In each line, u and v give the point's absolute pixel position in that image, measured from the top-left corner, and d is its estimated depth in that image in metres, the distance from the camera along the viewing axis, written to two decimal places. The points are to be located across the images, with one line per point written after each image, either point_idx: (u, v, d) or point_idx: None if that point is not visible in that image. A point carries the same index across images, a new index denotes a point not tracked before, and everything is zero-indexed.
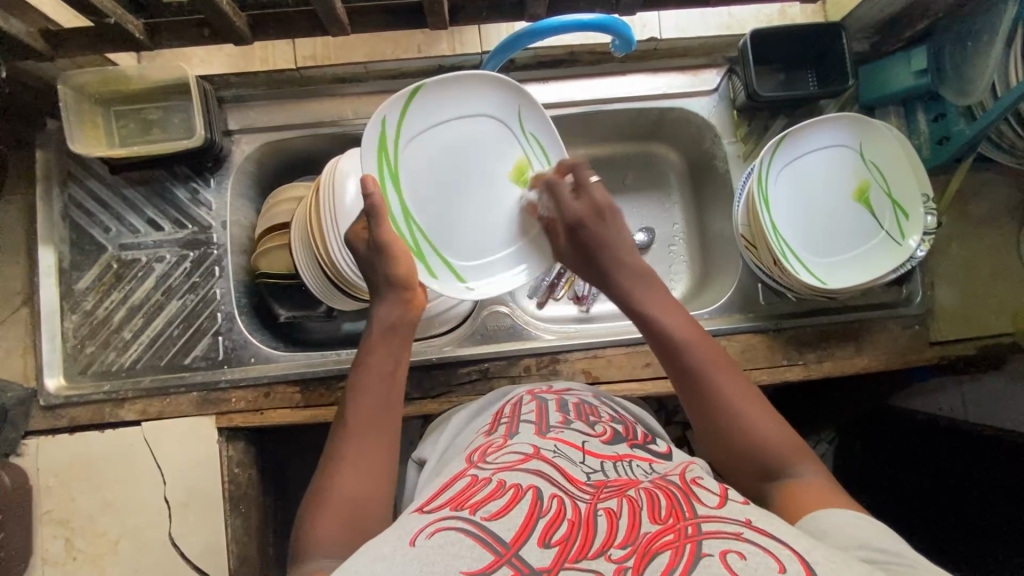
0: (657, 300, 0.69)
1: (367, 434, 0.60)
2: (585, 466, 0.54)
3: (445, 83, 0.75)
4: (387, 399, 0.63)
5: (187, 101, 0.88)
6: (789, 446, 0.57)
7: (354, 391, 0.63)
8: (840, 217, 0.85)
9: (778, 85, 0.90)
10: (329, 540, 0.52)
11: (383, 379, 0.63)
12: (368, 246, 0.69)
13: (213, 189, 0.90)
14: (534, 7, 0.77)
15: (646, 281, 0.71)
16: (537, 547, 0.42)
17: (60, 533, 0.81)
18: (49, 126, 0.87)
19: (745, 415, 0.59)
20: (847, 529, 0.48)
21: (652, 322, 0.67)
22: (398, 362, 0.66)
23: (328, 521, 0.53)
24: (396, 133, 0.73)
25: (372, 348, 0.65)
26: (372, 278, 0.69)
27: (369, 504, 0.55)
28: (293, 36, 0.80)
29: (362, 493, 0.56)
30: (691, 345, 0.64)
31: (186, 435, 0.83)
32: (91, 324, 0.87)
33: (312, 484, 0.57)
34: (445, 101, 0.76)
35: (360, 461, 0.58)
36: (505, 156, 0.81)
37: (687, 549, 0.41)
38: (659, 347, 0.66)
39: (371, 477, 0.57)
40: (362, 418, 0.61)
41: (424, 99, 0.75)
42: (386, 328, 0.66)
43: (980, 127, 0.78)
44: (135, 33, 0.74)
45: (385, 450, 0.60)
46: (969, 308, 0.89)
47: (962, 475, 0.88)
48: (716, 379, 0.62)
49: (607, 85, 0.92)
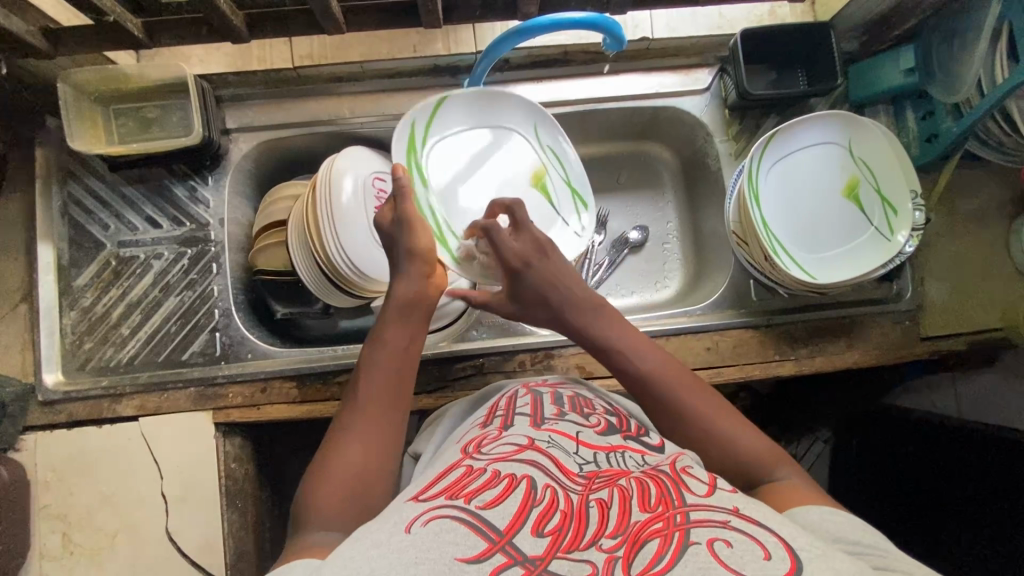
0: (612, 329, 0.68)
1: (376, 407, 0.61)
2: (578, 456, 0.54)
3: (468, 98, 0.83)
4: (399, 376, 0.63)
5: (185, 99, 0.89)
6: (765, 453, 0.58)
7: (369, 364, 0.63)
8: (829, 213, 0.86)
9: (769, 84, 0.93)
10: (328, 509, 0.53)
11: (396, 355, 0.64)
12: (392, 221, 0.69)
13: (211, 187, 0.91)
14: (526, 7, 0.78)
15: (596, 313, 0.69)
16: (531, 536, 0.43)
17: (57, 528, 0.81)
18: (49, 124, 0.88)
19: (722, 430, 0.60)
20: (825, 520, 0.49)
21: (616, 356, 0.66)
22: (413, 340, 0.66)
23: (330, 491, 0.54)
24: (424, 135, 0.80)
25: (388, 323, 0.66)
26: (392, 250, 0.69)
27: (372, 480, 0.56)
28: (289, 35, 0.82)
29: (364, 466, 0.56)
30: (656, 372, 0.64)
31: (183, 431, 0.84)
32: (90, 320, 0.88)
33: (318, 454, 0.58)
34: (465, 114, 0.84)
35: (367, 435, 0.59)
36: (523, 166, 0.86)
37: (675, 538, 0.41)
38: (626, 380, 0.66)
39: (376, 452, 0.58)
40: (373, 392, 0.61)
41: (450, 109, 0.82)
42: (406, 305, 0.66)
43: (967, 124, 0.79)
44: (134, 32, 0.75)
45: (391, 425, 0.61)
46: (959, 303, 0.90)
47: (954, 470, 0.88)
48: (690, 401, 0.62)
49: (601, 84, 0.94)
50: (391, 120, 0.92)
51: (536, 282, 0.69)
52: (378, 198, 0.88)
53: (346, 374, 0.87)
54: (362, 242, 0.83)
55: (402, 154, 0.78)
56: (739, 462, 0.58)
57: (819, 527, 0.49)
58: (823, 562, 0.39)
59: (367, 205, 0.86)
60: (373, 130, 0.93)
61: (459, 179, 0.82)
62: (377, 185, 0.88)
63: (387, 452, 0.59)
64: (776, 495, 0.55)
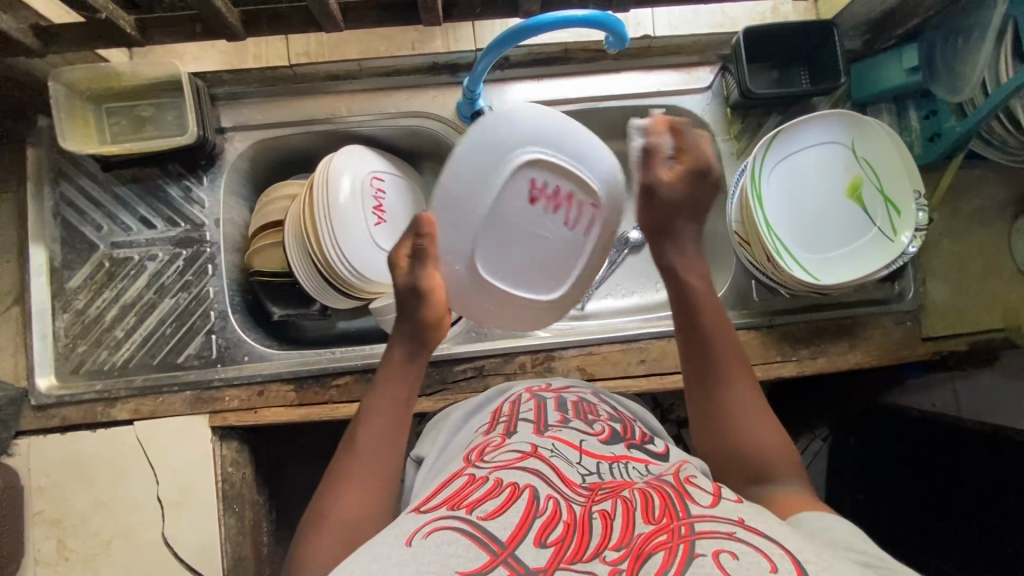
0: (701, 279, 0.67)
1: (373, 450, 0.60)
2: (581, 467, 0.53)
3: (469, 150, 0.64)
4: (400, 420, 0.63)
5: (180, 98, 0.88)
6: (779, 450, 0.58)
7: (370, 410, 0.62)
8: (832, 214, 0.86)
9: (772, 82, 0.92)
10: (325, 550, 0.53)
11: (397, 403, 0.63)
12: (408, 288, 0.64)
13: (206, 188, 0.90)
14: (526, 4, 0.77)
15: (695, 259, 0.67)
16: (533, 547, 0.42)
17: (51, 534, 0.80)
18: (40, 123, 0.86)
19: (751, 418, 0.60)
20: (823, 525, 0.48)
21: (696, 301, 0.65)
22: (412, 387, 0.65)
23: (323, 534, 0.54)
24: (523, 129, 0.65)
25: (388, 373, 0.65)
26: (404, 317, 0.65)
27: (370, 515, 0.56)
28: (286, 32, 0.80)
29: (359, 505, 0.56)
30: (723, 336, 0.63)
31: (180, 434, 0.83)
32: (82, 323, 0.87)
33: (317, 492, 0.58)
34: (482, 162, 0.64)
35: (364, 472, 0.58)
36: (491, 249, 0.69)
37: (680, 549, 0.40)
38: (694, 324, 0.64)
39: (373, 490, 0.57)
40: (369, 436, 0.60)
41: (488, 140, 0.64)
42: (408, 357, 0.66)
43: (972, 124, 0.78)
44: (127, 29, 0.73)
45: (390, 463, 0.60)
46: (961, 304, 0.90)
47: (955, 471, 0.88)
48: (735, 381, 0.62)
49: (602, 82, 0.93)
50: (389, 118, 0.91)
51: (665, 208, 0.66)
52: (376, 198, 0.86)
53: (346, 376, 0.86)
54: (360, 242, 0.82)
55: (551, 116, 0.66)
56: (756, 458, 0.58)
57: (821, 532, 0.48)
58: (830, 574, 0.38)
59: (365, 205, 0.84)
60: (371, 128, 0.92)
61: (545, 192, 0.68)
62: (375, 184, 0.87)
63: (384, 490, 0.58)
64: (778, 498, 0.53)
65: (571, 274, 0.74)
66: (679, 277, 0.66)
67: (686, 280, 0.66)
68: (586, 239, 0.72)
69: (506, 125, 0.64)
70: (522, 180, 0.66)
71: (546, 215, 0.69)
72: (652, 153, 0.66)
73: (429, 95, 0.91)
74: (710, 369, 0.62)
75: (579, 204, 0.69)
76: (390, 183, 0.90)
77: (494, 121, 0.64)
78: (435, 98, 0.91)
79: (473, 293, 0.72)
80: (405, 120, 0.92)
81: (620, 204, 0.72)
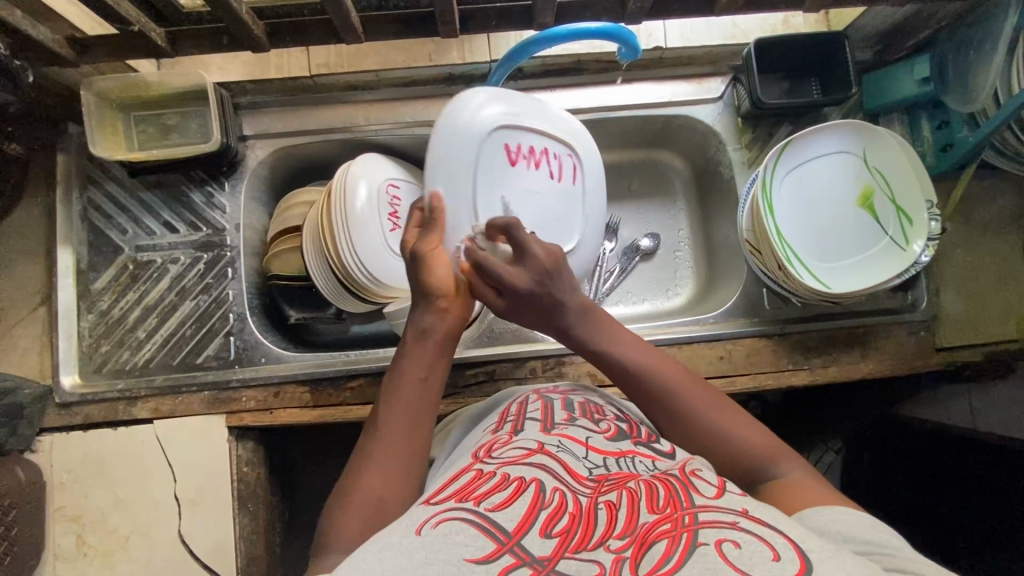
0: (608, 335, 0.66)
1: (399, 427, 0.58)
2: (588, 461, 0.54)
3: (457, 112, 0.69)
4: (422, 394, 0.60)
5: (203, 107, 0.91)
6: (770, 452, 0.58)
7: (387, 394, 0.60)
8: (844, 224, 0.86)
9: (783, 93, 0.93)
10: (349, 531, 0.51)
11: (423, 378, 0.60)
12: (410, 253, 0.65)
13: (228, 193, 0.92)
14: (541, 15, 0.79)
15: (591, 319, 0.66)
16: (539, 537, 0.42)
17: (71, 529, 0.82)
18: (71, 131, 0.89)
19: (724, 444, 0.59)
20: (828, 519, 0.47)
21: (614, 363, 0.65)
22: (434, 367, 0.62)
23: (348, 515, 0.52)
24: (498, 101, 0.72)
25: (406, 352, 0.62)
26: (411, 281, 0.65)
27: (392, 499, 0.54)
28: (308, 44, 0.83)
29: (384, 484, 0.54)
30: (647, 375, 0.64)
31: (197, 433, 0.85)
32: (106, 324, 0.89)
33: (340, 480, 0.56)
34: (468, 124, 0.69)
35: (389, 451, 0.56)
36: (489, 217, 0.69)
37: (683, 538, 0.40)
38: (622, 381, 0.65)
39: (396, 473, 0.55)
40: (395, 413, 0.58)
41: (471, 106, 0.70)
42: (421, 333, 0.62)
43: (982, 135, 0.79)
44: (157, 41, 0.77)
45: (414, 442, 0.58)
46: (975, 314, 0.89)
47: (971, 483, 0.86)
48: (678, 405, 0.62)
49: (614, 93, 0.94)
50: (405, 127, 0.93)
51: (527, 319, 0.66)
52: (392, 205, 0.88)
53: (358, 379, 0.87)
54: (376, 246, 0.84)
55: (517, 97, 0.73)
56: (731, 454, 0.58)
57: (828, 528, 0.47)
58: (834, 562, 0.38)
59: (381, 210, 0.86)
60: (387, 137, 0.94)
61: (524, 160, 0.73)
62: (391, 192, 0.88)
63: (406, 473, 0.56)
64: (782, 494, 0.53)
65: (575, 223, 0.79)
66: (590, 345, 0.66)
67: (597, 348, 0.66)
68: (574, 189, 0.79)
69: (478, 107, 0.70)
70: (504, 148, 0.72)
71: (530, 174, 0.74)
72: (482, 298, 0.64)
73: (444, 105, 0.94)
74: (666, 417, 0.63)
75: (556, 159, 0.77)
76: (405, 190, 0.91)
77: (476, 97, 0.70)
78: None
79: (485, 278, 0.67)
80: (420, 129, 0.94)
81: (595, 163, 0.81)
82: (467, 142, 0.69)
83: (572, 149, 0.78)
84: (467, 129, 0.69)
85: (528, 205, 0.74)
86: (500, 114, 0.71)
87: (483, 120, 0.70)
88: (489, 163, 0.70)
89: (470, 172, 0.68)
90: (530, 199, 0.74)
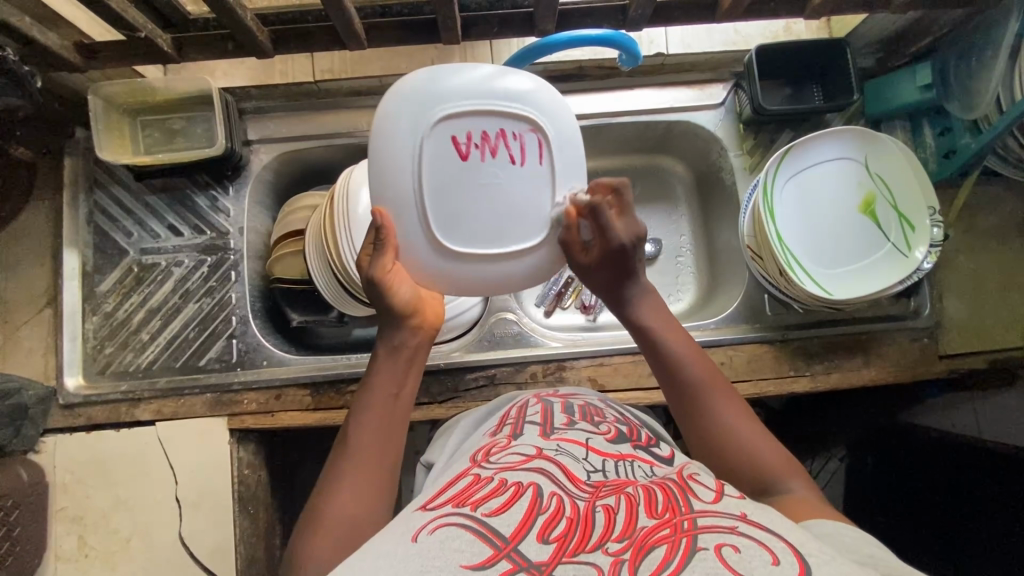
0: (657, 313, 0.67)
1: (369, 443, 0.58)
2: (586, 464, 0.54)
3: (392, 112, 0.55)
4: (391, 410, 0.61)
5: (209, 112, 0.92)
6: (779, 461, 0.57)
7: (358, 412, 0.60)
8: (847, 231, 0.86)
9: (784, 99, 0.93)
10: (322, 549, 0.50)
11: (392, 395, 0.61)
12: (367, 276, 0.59)
13: (232, 197, 0.93)
14: (543, 23, 0.80)
15: (648, 296, 0.68)
16: (536, 542, 0.42)
17: (73, 530, 0.82)
18: (78, 135, 0.90)
19: (741, 440, 0.59)
20: None
21: (656, 339, 0.66)
22: (403, 383, 0.63)
23: (320, 533, 0.52)
24: (439, 82, 0.55)
25: (375, 370, 0.62)
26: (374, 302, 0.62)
27: (367, 515, 0.54)
28: (312, 50, 0.84)
29: (355, 499, 0.54)
30: (688, 363, 0.64)
31: (199, 436, 0.85)
32: (110, 325, 0.90)
33: (311, 496, 0.56)
34: (402, 123, 0.55)
35: (360, 467, 0.56)
36: (445, 230, 0.57)
37: (682, 544, 0.40)
38: (657, 359, 0.66)
39: (368, 487, 0.55)
40: (366, 431, 0.59)
41: (407, 100, 0.55)
42: (392, 350, 0.63)
43: (987, 141, 0.78)
44: (163, 47, 0.77)
45: (384, 457, 0.58)
46: (978, 322, 0.89)
47: (974, 492, 0.86)
48: (711, 402, 0.62)
49: (616, 99, 0.94)
50: None
51: (601, 278, 0.65)
52: None
53: (359, 383, 0.87)
54: None
55: (464, 72, 0.56)
56: (748, 457, 0.58)
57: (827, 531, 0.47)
58: (832, 567, 0.38)
59: None
60: None
61: (477, 147, 0.56)
62: None
63: (378, 490, 0.56)
64: None
65: (549, 211, 0.59)
66: (638, 320, 0.67)
67: (644, 324, 0.67)
68: (542, 174, 0.58)
69: (416, 96, 0.55)
70: (447, 142, 0.55)
71: (487, 161, 0.56)
72: (569, 243, 0.60)
73: None
74: (691, 399, 0.62)
75: (516, 136, 0.57)
76: None
77: (416, 87, 0.55)
78: None
79: (467, 289, 0.61)
80: None
81: (569, 133, 0.59)
82: (403, 154, 0.55)
83: (534, 122, 0.57)
84: (402, 130, 0.55)
85: (488, 199, 0.56)
86: (438, 104, 0.55)
87: (419, 121, 0.55)
88: (435, 169, 0.55)
89: (413, 188, 0.55)
90: (490, 197, 0.56)
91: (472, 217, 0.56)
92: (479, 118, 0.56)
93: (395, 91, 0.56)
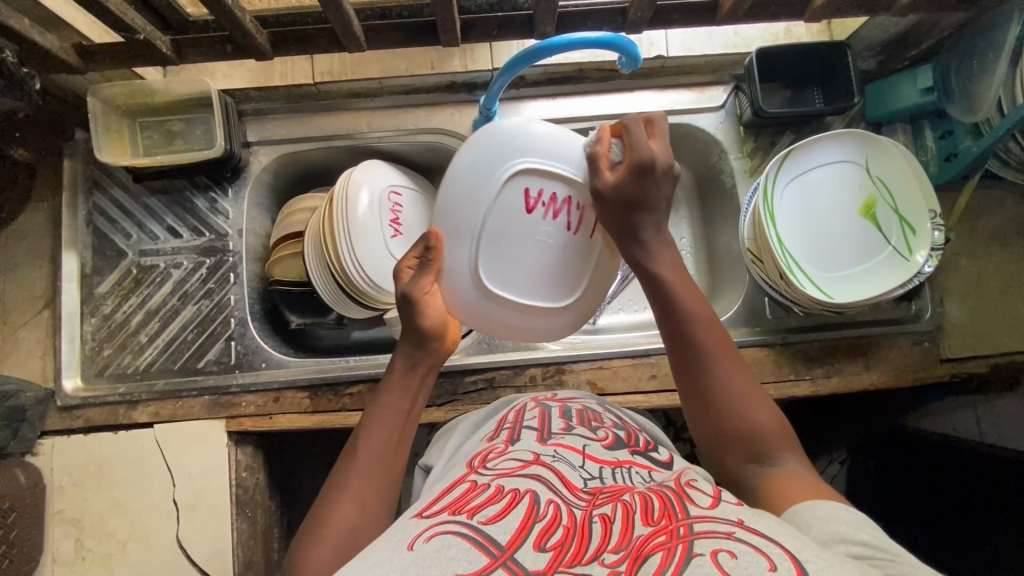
0: (673, 266, 0.63)
1: (376, 454, 0.58)
2: (584, 470, 0.54)
3: (482, 149, 0.57)
4: (400, 423, 0.60)
5: (209, 114, 0.92)
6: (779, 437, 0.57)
7: (367, 423, 0.60)
8: (847, 233, 0.86)
9: (784, 101, 0.92)
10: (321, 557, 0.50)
11: (401, 408, 0.61)
12: (405, 292, 0.61)
13: (231, 199, 0.93)
14: (541, 25, 0.80)
15: (665, 247, 0.63)
16: (532, 551, 0.42)
17: (70, 533, 0.82)
18: (77, 137, 0.90)
19: (744, 412, 0.58)
20: (831, 524, 0.47)
21: (670, 296, 0.62)
22: (414, 398, 0.63)
23: (319, 541, 0.51)
24: (530, 136, 0.57)
25: (387, 383, 0.62)
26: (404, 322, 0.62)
27: (368, 526, 0.54)
28: (310, 52, 0.83)
29: (357, 509, 0.54)
30: (698, 322, 0.61)
31: (197, 439, 0.85)
32: (108, 327, 0.90)
33: (314, 504, 0.55)
34: (486, 164, 0.57)
35: (364, 477, 0.56)
36: (488, 271, 0.59)
37: (679, 550, 0.40)
38: (669, 314, 0.62)
39: (369, 498, 0.55)
40: (372, 441, 0.58)
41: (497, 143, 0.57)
42: (409, 365, 0.63)
43: (988, 143, 0.77)
44: (162, 48, 0.77)
45: (388, 469, 0.58)
46: (978, 325, 0.88)
47: (976, 497, 0.85)
48: (720, 366, 0.60)
49: (615, 101, 0.94)
50: (408, 135, 0.94)
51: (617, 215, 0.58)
52: (393, 212, 0.86)
53: (357, 385, 0.87)
54: (378, 252, 0.84)
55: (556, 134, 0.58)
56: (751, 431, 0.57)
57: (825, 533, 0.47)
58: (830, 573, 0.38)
59: (382, 218, 0.85)
60: (391, 144, 0.95)
61: (543, 208, 0.57)
62: (393, 199, 0.87)
63: (379, 501, 0.56)
64: (778, 492, 0.53)
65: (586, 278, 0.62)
66: (651, 271, 0.62)
67: (659, 275, 0.62)
68: (591, 246, 0.60)
69: (506, 141, 0.57)
70: (518, 193, 0.57)
71: (549, 222, 0.58)
72: (595, 154, 0.57)
73: (447, 112, 0.94)
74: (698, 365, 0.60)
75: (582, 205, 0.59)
76: (408, 197, 0.90)
77: (510, 133, 0.57)
78: (454, 116, 0.94)
79: (494, 326, 0.64)
80: (424, 137, 0.95)
81: None
82: (476, 192, 0.57)
83: None
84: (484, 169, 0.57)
85: (537, 256, 0.58)
86: (523, 157, 0.57)
87: (500, 166, 0.57)
88: (500, 216, 0.57)
89: (474, 226, 0.58)
90: (539, 256, 0.58)
91: (517, 268, 0.59)
92: (553, 182, 0.57)
93: (488, 129, 0.58)
